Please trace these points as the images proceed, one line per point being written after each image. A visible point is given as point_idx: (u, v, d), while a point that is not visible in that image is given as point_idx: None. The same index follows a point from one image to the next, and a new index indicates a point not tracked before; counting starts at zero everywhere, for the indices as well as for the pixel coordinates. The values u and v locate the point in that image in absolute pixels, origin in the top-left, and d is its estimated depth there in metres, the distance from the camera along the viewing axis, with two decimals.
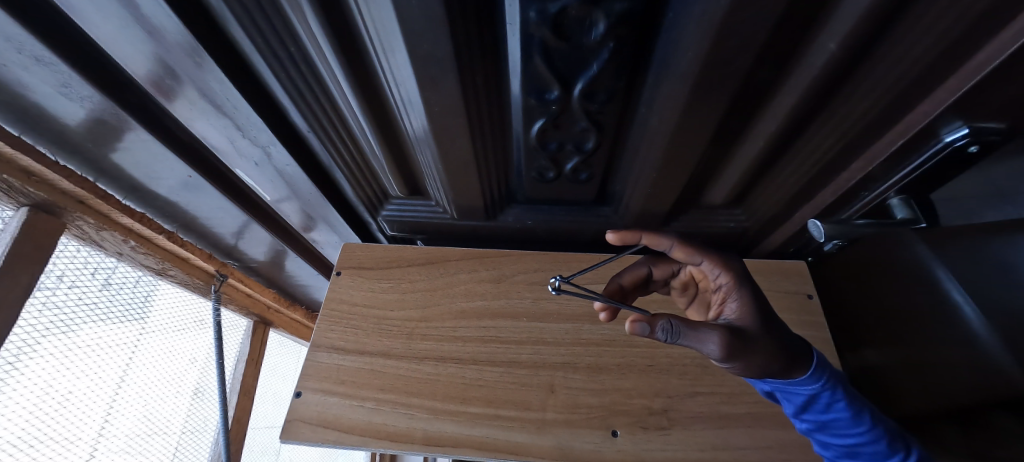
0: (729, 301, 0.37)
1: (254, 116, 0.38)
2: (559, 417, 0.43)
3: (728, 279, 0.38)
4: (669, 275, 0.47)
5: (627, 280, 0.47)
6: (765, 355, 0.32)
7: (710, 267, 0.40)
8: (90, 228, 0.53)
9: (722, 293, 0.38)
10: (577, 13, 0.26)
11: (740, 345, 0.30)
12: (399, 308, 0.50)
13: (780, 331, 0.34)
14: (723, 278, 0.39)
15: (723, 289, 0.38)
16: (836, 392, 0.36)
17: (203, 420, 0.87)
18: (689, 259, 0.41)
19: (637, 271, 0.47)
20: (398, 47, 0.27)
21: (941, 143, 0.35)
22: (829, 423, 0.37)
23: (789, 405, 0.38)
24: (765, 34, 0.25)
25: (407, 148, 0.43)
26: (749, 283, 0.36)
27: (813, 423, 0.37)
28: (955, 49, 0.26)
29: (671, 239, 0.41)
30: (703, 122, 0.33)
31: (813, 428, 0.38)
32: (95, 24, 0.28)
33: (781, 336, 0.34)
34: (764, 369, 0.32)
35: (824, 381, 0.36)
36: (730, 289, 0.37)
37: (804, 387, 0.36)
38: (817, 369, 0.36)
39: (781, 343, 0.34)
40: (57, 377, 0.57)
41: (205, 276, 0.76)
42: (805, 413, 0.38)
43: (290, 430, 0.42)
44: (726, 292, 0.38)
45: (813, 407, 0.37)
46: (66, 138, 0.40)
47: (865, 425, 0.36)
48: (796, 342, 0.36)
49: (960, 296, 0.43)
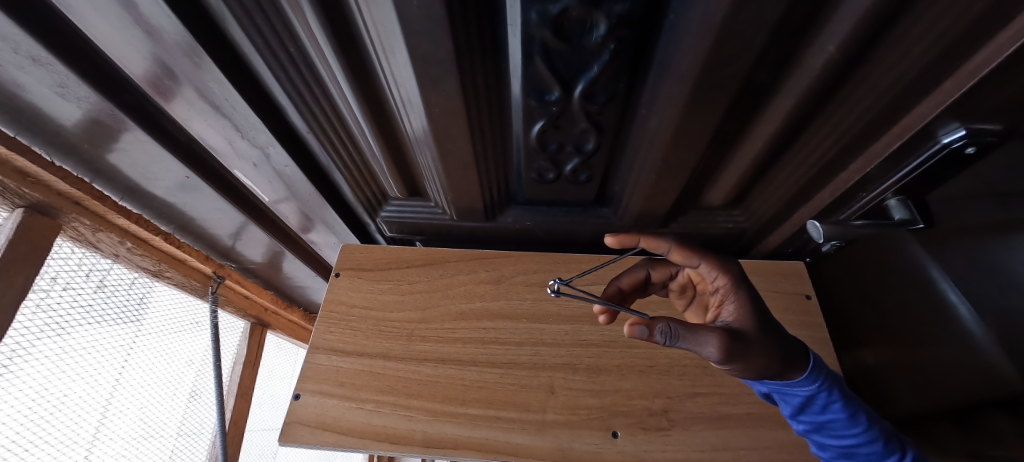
0: (726, 304, 0.37)
1: (252, 117, 0.37)
2: (559, 418, 0.43)
3: (725, 282, 0.38)
4: (668, 277, 0.47)
5: (626, 282, 0.47)
6: (763, 356, 0.32)
7: (708, 270, 0.39)
8: (86, 229, 0.53)
9: (720, 295, 0.39)
10: (578, 15, 0.26)
11: (737, 347, 0.30)
12: (398, 310, 0.50)
13: (778, 333, 0.34)
14: (720, 281, 0.38)
15: (720, 292, 0.38)
16: (833, 393, 0.36)
17: (198, 423, 0.87)
18: (686, 263, 0.41)
19: (636, 274, 0.47)
20: (398, 47, 0.27)
21: (939, 144, 0.36)
22: (826, 424, 0.37)
23: (787, 406, 0.38)
24: (764, 37, 0.25)
25: (407, 149, 0.43)
26: (745, 286, 0.37)
27: (810, 424, 0.37)
28: (953, 51, 0.26)
29: (669, 242, 0.40)
30: (702, 124, 0.33)
31: (811, 429, 0.38)
32: (94, 24, 0.27)
33: (778, 336, 0.34)
34: (761, 370, 0.32)
35: (821, 383, 0.36)
36: (727, 291, 0.37)
37: (802, 389, 0.36)
38: (814, 370, 0.36)
39: (777, 344, 0.34)
40: (50, 381, 0.56)
41: (202, 278, 0.75)
42: (802, 414, 0.38)
43: (288, 433, 0.41)
44: (723, 295, 0.38)
45: (811, 408, 0.37)
46: (62, 139, 0.40)
47: (860, 426, 0.37)
48: (793, 343, 0.36)
49: (955, 296, 0.43)
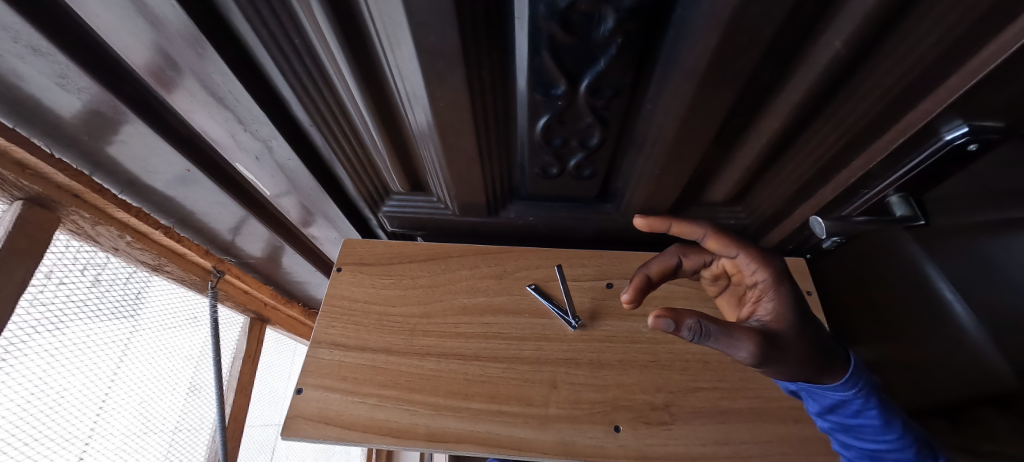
0: (763, 301, 0.36)
1: (255, 110, 0.37)
2: (561, 412, 0.43)
3: (766, 277, 0.37)
4: (701, 265, 0.45)
5: (655, 268, 0.45)
6: (798, 358, 0.32)
7: (747, 262, 0.39)
8: (85, 222, 0.52)
9: (757, 291, 0.38)
10: (585, 8, 0.26)
11: (769, 349, 0.30)
12: (400, 304, 0.50)
13: (817, 335, 0.34)
14: (759, 275, 0.38)
15: (758, 287, 0.37)
16: (870, 400, 0.36)
17: (197, 418, 0.87)
18: (724, 252, 0.41)
19: (666, 261, 0.45)
20: (404, 40, 0.27)
21: (941, 142, 0.35)
22: (855, 427, 0.37)
23: (815, 405, 0.39)
24: (772, 33, 0.25)
25: (410, 142, 0.42)
26: (788, 283, 0.36)
27: (837, 424, 0.38)
28: (957, 48, 0.26)
29: (705, 228, 0.40)
30: (707, 120, 0.33)
31: (836, 428, 0.38)
32: (96, 13, 0.27)
33: (817, 336, 0.34)
34: (795, 372, 0.33)
35: (858, 389, 0.36)
36: (766, 287, 0.37)
37: (836, 392, 0.36)
38: (853, 376, 0.36)
39: (816, 347, 0.34)
40: (49, 375, 0.56)
41: (201, 273, 0.74)
42: (831, 414, 0.38)
43: (290, 427, 0.41)
44: (761, 290, 0.37)
45: (841, 410, 0.37)
46: (61, 131, 0.39)
47: (894, 433, 0.37)
48: (833, 346, 0.36)
49: (950, 293, 0.45)
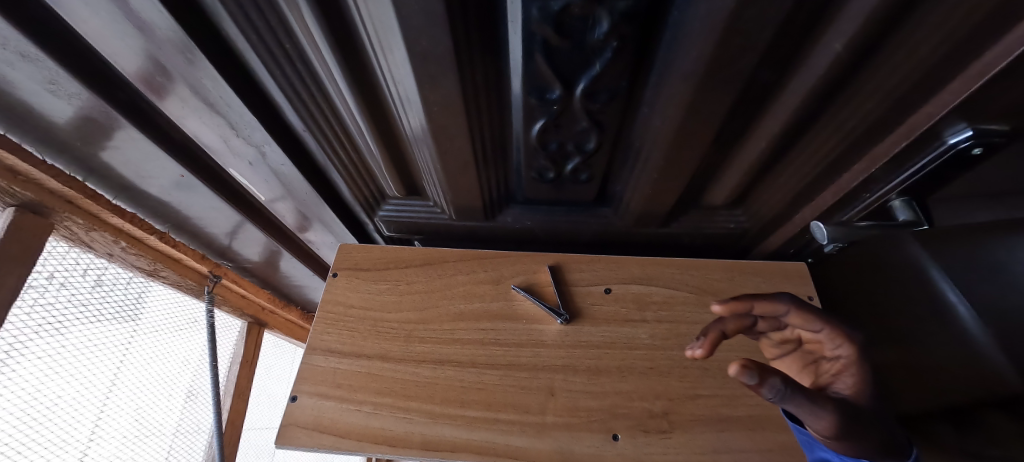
0: (844, 376, 0.30)
1: (247, 115, 0.37)
2: (558, 420, 0.42)
3: (852, 351, 0.31)
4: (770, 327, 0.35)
5: (731, 326, 0.31)
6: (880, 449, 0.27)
7: (832, 337, 0.32)
8: (79, 228, 0.52)
9: (838, 365, 0.31)
10: (580, 11, 0.25)
11: (848, 423, 0.25)
12: (396, 310, 0.49)
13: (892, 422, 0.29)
14: (843, 350, 0.31)
15: (841, 362, 0.31)
16: None
17: (196, 423, 0.87)
18: (804, 326, 0.34)
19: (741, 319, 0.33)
20: (395, 44, 0.27)
21: (944, 145, 0.34)
22: None
23: None
24: (770, 35, 0.25)
25: (405, 146, 0.42)
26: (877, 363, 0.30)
27: None
28: (961, 50, 0.26)
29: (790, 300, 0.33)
30: (705, 123, 0.33)
31: None
32: (83, 19, 0.27)
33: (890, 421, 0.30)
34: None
35: None
36: (851, 363, 0.31)
37: None
38: None
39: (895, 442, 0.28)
40: (48, 380, 0.55)
41: (198, 278, 0.74)
42: None
43: (285, 435, 0.41)
44: (843, 365, 0.31)
45: None
46: (53, 137, 0.39)
47: None
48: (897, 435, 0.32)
49: (955, 296, 0.45)
